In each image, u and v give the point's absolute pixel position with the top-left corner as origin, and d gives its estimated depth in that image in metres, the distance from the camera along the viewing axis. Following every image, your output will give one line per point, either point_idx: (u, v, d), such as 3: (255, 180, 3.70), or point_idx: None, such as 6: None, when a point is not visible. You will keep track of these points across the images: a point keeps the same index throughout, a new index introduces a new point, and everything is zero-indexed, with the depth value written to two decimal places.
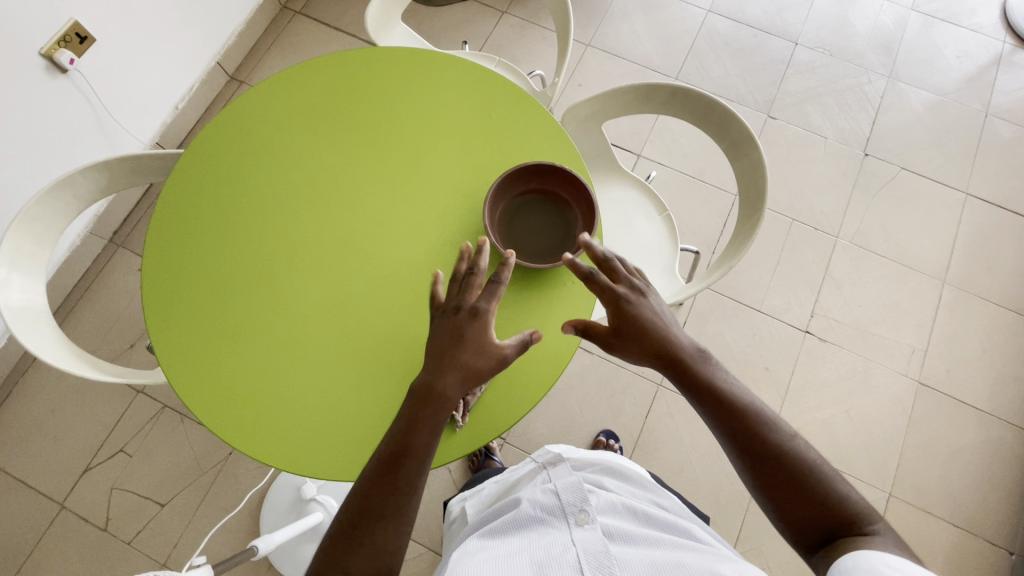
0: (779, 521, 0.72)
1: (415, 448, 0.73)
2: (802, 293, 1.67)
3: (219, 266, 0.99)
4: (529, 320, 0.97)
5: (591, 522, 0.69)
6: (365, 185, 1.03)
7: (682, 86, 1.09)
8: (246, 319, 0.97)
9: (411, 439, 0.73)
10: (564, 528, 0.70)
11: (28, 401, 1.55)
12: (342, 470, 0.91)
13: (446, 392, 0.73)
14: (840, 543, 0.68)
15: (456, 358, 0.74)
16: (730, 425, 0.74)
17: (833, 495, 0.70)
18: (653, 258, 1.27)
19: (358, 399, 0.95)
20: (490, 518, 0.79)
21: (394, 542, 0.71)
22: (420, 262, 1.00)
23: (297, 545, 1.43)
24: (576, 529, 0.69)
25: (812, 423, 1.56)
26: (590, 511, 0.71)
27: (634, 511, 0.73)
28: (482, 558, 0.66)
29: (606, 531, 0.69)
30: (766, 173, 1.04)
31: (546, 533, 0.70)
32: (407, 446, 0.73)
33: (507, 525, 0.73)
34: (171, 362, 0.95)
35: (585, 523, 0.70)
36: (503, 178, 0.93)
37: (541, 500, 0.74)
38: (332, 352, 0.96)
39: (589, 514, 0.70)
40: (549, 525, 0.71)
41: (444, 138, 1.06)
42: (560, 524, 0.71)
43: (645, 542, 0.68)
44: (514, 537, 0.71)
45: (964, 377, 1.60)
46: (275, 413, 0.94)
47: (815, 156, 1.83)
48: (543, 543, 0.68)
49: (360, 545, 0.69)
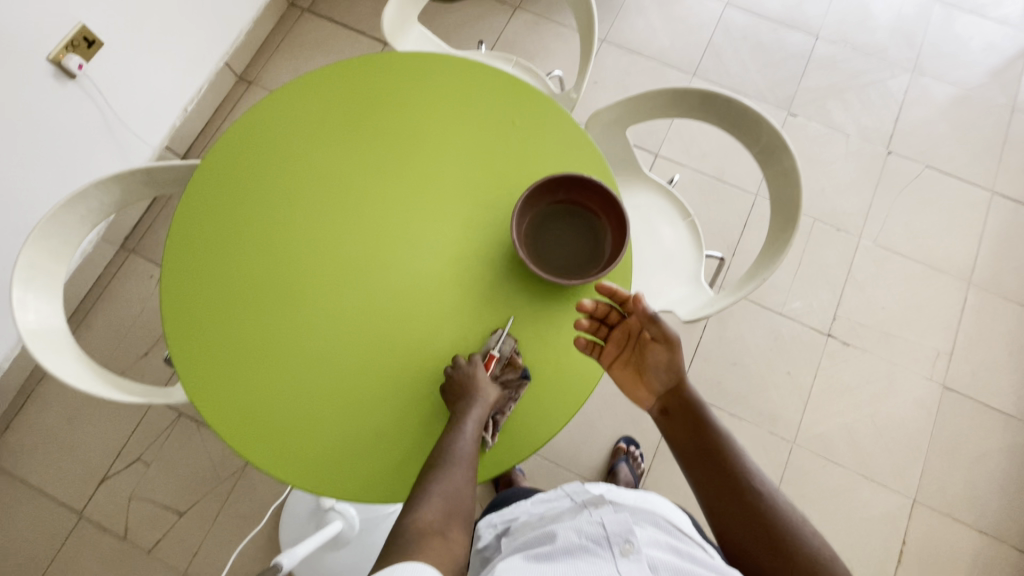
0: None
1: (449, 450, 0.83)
2: (825, 295, 1.64)
3: (245, 281, 0.97)
4: (557, 338, 0.95)
5: (636, 553, 0.68)
6: (388, 192, 1.01)
7: (712, 91, 1.05)
8: (266, 331, 0.95)
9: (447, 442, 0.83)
10: (608, 557, 0.68)
11: (44, 409, 1.54)
12: (366, 488, 0.90)
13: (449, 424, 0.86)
14: None
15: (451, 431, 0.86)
16: (711, 466, 0.80)
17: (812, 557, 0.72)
18: (677, 267, 1.24)
19: (390, 418, 0.93)
20: (525, 549, 0.76)
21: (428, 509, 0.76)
22: (444, 277, 0.97)
23: (319, 553, 1.43)
24: (620, 559, 0.68)
25: (835, 427, 1.54)
26: (635, 542, 0.69)
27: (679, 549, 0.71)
28: None
29: (653, 566, 0.67)
30: (799, 183, 1.00)
31: (589, 561, 0.68)
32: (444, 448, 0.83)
33: (550, 554, 0.70)
34: (191, 375, 0.94)
35: (630, 554, 0.68)
36: (529, 190, 0.90)
37: (586, 530, 0.73)
38: (364, 368, 0.94)
39: (635, 545, 0.69)
40: (593, 553, 0.69)
41: (467, 147, 1.02)
42: (604, 553, 0.69)
43: None
44: (560, 563, 0.68)
45: (990, 381, 1.57)
46: (306, 433, 0.92)
47: (836, 154, 1.79)
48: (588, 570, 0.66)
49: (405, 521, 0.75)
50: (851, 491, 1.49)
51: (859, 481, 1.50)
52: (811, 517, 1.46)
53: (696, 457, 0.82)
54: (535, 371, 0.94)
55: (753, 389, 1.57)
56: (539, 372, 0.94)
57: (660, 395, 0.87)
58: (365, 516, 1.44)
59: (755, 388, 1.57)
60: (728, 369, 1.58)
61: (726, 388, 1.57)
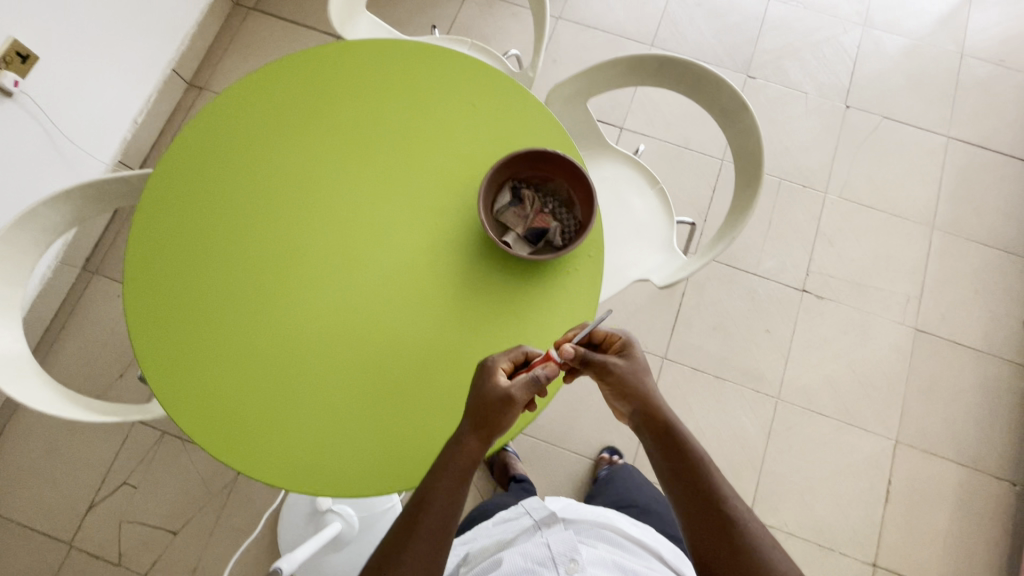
0: None
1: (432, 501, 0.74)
2: (797, 252, 1.67)
3: (223, 302, 0.94)
4: (533, 312, 0.94)
5: (578, 571, 0.83)
6: (350, 187, 0.99)
7: (669, 56, 1.05)
8: (239, 338, 0.93)
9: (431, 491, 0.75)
10: None
11: (21, 443, 1.50)
12: (357, 485, 0.89)
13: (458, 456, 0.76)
14: None
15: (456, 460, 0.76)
16: (682, 489, 0.78)
17: None
18: (649, 236, 1.24)
19: (388, 420, 0.91)
20: (481, 571, 0.91)
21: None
22: (415, 267, 0.96)
23: (319, 555, 1.42)
24: None
25: (816, 379, 1.58)
26: (578, 561, 0.84)
27: (618, 566, 0.87)
28: None
29: None
30: (760, 139, 1.01)
31: None
32: (425, 498, 0.74)
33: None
34: (167, 389, 0.91)
35: (574, 571, 0.83)
36: (494, 168, 0.90)
37: (534, 552, 0.87)
38: (356, 377, 0.92)
39: (578, 564, 0.84)
40: (541, 574, 0.84)
41: (427, 134, 1.01)
42: (551, 572, 0.84)
43: None
44: None
45: (959, 320, 1.62)
46: (305, 448, 0.90)
47: (797, 113, 1.81)
48: None
49: None
50: (836, 438, 1.53)
51: (843, 428, 1.54)
52: (801, 469, 1.50)
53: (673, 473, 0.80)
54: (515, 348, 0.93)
55: (735, 350, 1.60)
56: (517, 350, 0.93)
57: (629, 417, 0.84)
58: (362, 516, 1.44)
59: (737, 348, 1.60)
60: (709, 334, 1.61)
61: (709, 352, 1.60)
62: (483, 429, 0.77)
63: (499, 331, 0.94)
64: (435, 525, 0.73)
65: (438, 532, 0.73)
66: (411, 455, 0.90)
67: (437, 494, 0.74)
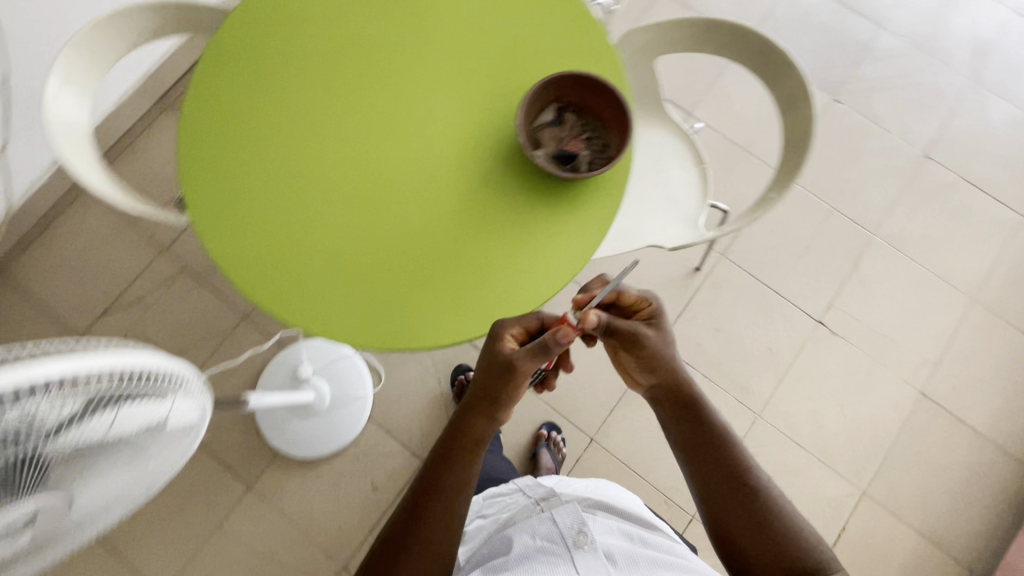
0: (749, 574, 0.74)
1: (453, 475, 0.81)
2: (825, 283, 1.64)
3: (269, 135, 0.99)
4: (543, 228, 0.96)
5: (588, 543, 0.83)
6: (412, 65, 1.03)
7: (744, 25, 1.07)
8: (270, 168, 0.98)
9: (451, 468, 0.81)
10: (566, 551, 0.82)
11: (64, 238, 1.64)
12: (335, 331, 0.91)
13: (477, 433, 0.85)
14: None
15: (474, 433, 0.85)
16: (705, 463, 0.80)
17: (804, 552, 0.73)
18: (678, 209, 1.24)
19: (381, 284, 0.93)
20: (489, 554, 0.90)
21: (426, 543, 0.76)
22: (449, 152, 0.99)
23: (286, 418, 1.51)
24: (575, 550, 0.82)
25: (803, 409, 1.56)
26: (586, 533, 0.84)
27: (626, 534, 0.88)
28: None
29: (604, 550, 0.83)
30: (813, 127, 1.00)
31: (548, 558, 0.81)
32: (448, 473, 0.81)
33: (507, 559, 0.84)
34: (194, 193, 0.97)
35: (584, 543, 0.83)
36: (542, 82, 0.93)
37: (541, 530, 0.87)
38: (366, 237, 0.95)
39: (586, 536, 0.84)
40: (551, 551, 0.83)
41: (495, 36, 1.04)
42: (561, 548, 0.83)
43: (640, 557, 0.82)
44: (519, 565, 0.81)
45: (970, 398, 1.56)
46: (297, 286, 0.93)
47: (872, 148, 1.75)
48: (548, 567, 0.80)
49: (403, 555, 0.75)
50: (804, 471, 1.51)
51: (814, 463, 1.52)
52: None
53: (696, 449, 0.81)
54: (517, 256, 0.95)
55: (731, 357, 1.59)
56: (519, 257, 0.95)
57: (650, 389, 0.89)
58: (334, 396, 1.53)
59: (734, 356, 1.59)
60: (710, 334, 1.60)
61: (704, 351, 1.59)
62: (494, 407, 0.87)
63: (507, 236, 0.96)
64: (442, 508, 0.78)
65: (458, 499, 0.80)
66: (394, 321, 0.92)
67: (460, 469, 0.82)
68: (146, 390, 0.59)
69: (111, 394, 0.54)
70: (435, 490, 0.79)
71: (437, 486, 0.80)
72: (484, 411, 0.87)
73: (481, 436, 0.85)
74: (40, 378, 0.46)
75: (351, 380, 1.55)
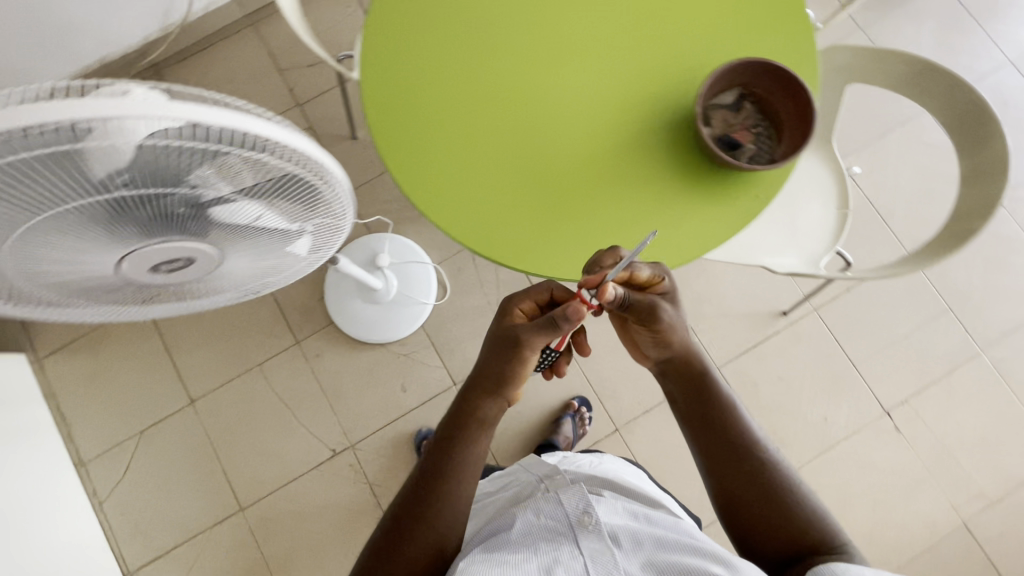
0: (747, 543, 0.74)
1: (462, 458, 0.77)
2: (908, 379, 1.55)
3: (457, 19, 0.99)
4: (679, 204, 0.95)
5: (594, 524, 0.75)
6: (614, 1, 1.00)
7: (962, 80, 1.03)
8: (446, 48, 0.98)
9: (462, 451, 0.78)
10: (569, 536, 0.75)
11: (219, 62, 1.75)
12: (448, 222, 0.92)
13: (482, 414, 0.80)
14: (805, 561, 0.70)
15: (480, 416, 0.80)
16: (708, 433, 0.78)
17: (806, 521, 0.73)
18: (804, 242, 1.20)
19: (506, 197, 0.94)
20: (488, 531, 0.83)
21: (436, 530, 0.73)
22: (616, 97, 0.97)
23: (351, 295, 1.58)
24: (580, 533, 0.75)
25: (835, 488, 1.50)
26: (593, 514, 0.76)
27: (634, 514, 0.80)
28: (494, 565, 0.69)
29: (612, 532, 0.75)
30: (996, 203, 0.96)
31: (550, 542, 0.74)
32: (459, 456, 0.77)
33: (507, 536, 0.77)
34: (371, 45, 0.99)
35: (588, 523, 0.75)
36: (740, 61, 0.90)
37: (545, 511, 0.79)
38: (508, 147, 0.95)
39: (592, 516, 0.76)
40: (553, 534, 0.75)
41: (704, 4, 1.01)
42: (565, 532, 0.75)
43: (650, 539, 0.75)
44: (519, 543, 0.74)
45: (1013, 550, 1.46)
46: (435, 169, 0.94)
47: (1016, 265, 1.62)
48: (549, 550, 0.72)
49: (408, 537, 0.72)
50: None
51: None
52: None
53: (698, 420, 0.80)
54: (643, 221, 0.94)
55: (782, 411, 1.54)
56: (646, 223, 0.94)
57: (657, 360, 0.83)
58: (400, 292, 1.58)
59: (785, 410, 1.54)
60: (771, 380, 1.56)
61: (759, 394, 1.55)
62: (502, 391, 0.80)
63: (641, 198, 0.95)
64: (449, 490, 0.75)
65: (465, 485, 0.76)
66: (505, 235, 0.93)
67: (468, 454, 0.78)
68: (304, 198, 0.62)
69: (282, 184, 0.58)
70: (444, 474, 0.76)
71: (446, 473, 0.76)
72: (489, 395, 0.80)
73: (488, 419, 0.80)
74: (251, 131, 0.49)
75: (419, 284, 1.60)
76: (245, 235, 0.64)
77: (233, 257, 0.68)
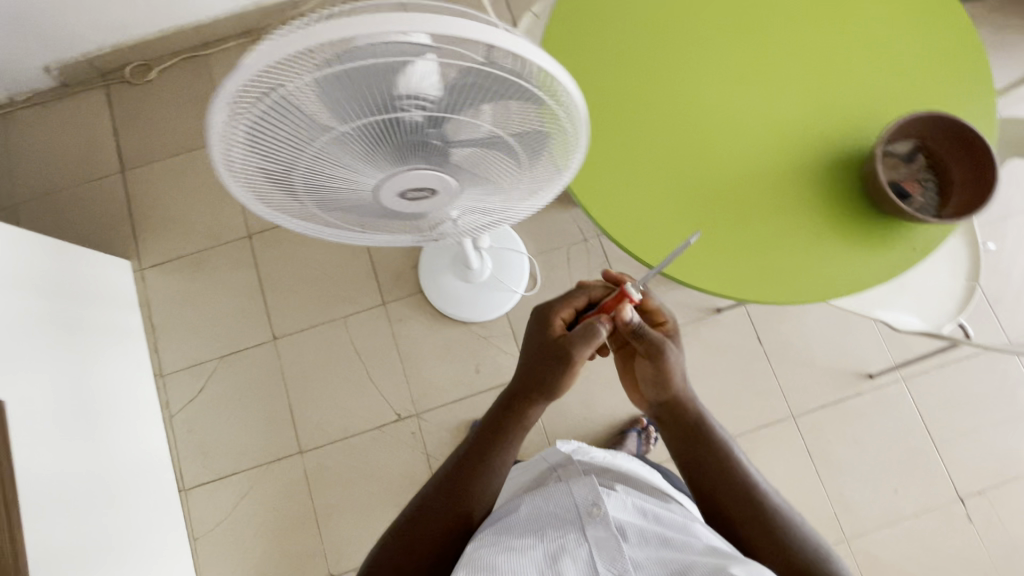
0: None
1: (493, 457, 0.82)
2: (988, 469, 1.50)
3: (645, 20, 1.02)
4: (827, 241, 0.95)
5: (602, 517, 0.76)
6: (801, 33, 1.02)
7: None
8: (629, 46, 1.00)
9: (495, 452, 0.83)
10: (576, 526, 0.76)
11: None
12: (602, 212, 0.94)
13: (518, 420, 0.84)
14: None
15: (515, 423, 0.84)
16: (698, 456, 0.83)
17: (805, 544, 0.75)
18: (930, 306, 1.18)
19: (662, 198, 0.95)
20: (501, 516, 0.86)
21: (458, 517, 0.79)
22: (787, 125, 0.98)
23: (444, 270, 1.60)
24: (588, 523, 0.76)
25: (892, 563, 1.45)
26: (602, 507, 0.77)
27: (643, 511, 0.80)
28: (501, 551, 0.72)
29: (619, 530, 0.75)
30: None
31: (557, 530, 0.76)
32: (490, 455, 0.82)
33: (516, 524, 0.79)
34: (556, 30, 1.02)
35: (597, 516, 0.76)
36: (932, 113, 0.89)
37: (555, 502, 0.80)
38: (672, 151, 0.96)
39: (601, 509, 0.77)
40: (561, 522, 0.77)
41: (889, 53, 1.01)
42: (574, 522, 0.76)
43: (656, 539, 0.75)
44: (526, 531, 0.77)
45: None
46: (602, 161, 0.96)
47: None
48: (555, 539, 0.74)
49: (433, 519, 0.78)
50: None
51: None
52: None
53: (688, 446, 0.84)
54: (789, 249, 0.95)
55: (850, 473, 1.51)
56: (792, 252, 0.95)
57: (655, 402, 0.86)
58: (492, 277, 1.59)
59: (854, 474, 1.51)
60: (844, 440, 1.53)
61: (829, 451, 1.52)
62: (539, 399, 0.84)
63: (793, 227, 0.95)
64: (477, 484, 0.80)
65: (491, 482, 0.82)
66: (655, 235, 0.94)
67: (500, 454, 0.83)
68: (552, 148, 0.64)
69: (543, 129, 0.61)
70: (473, 467, 0.81)
71: (475, 468, 0.81)
72: (523, 403, 0.84)
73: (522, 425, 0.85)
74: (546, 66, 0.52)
75: (511, 272, 1.60)
76: (486, 175, 0.68)
77: (468, 192, 0.71)
